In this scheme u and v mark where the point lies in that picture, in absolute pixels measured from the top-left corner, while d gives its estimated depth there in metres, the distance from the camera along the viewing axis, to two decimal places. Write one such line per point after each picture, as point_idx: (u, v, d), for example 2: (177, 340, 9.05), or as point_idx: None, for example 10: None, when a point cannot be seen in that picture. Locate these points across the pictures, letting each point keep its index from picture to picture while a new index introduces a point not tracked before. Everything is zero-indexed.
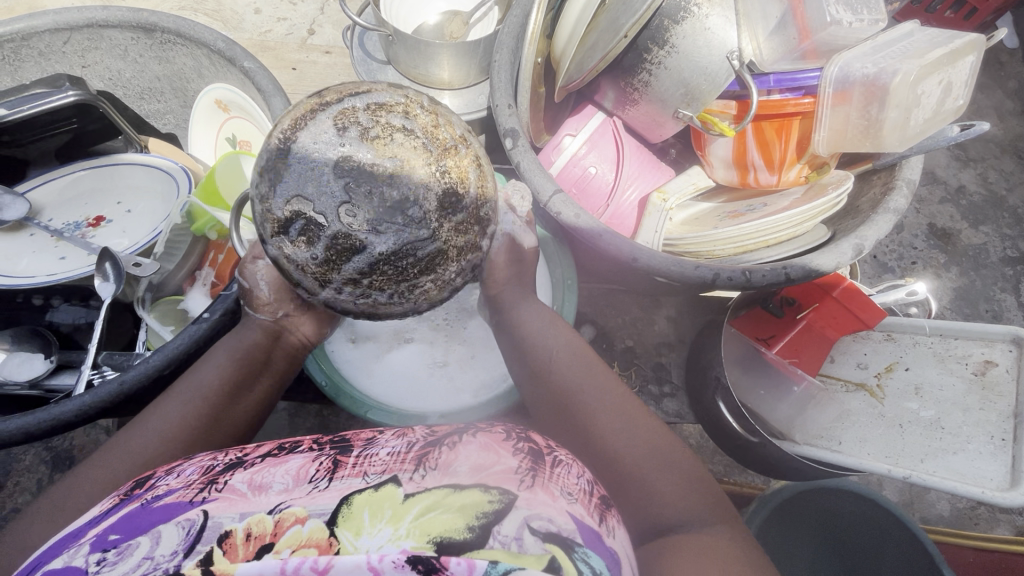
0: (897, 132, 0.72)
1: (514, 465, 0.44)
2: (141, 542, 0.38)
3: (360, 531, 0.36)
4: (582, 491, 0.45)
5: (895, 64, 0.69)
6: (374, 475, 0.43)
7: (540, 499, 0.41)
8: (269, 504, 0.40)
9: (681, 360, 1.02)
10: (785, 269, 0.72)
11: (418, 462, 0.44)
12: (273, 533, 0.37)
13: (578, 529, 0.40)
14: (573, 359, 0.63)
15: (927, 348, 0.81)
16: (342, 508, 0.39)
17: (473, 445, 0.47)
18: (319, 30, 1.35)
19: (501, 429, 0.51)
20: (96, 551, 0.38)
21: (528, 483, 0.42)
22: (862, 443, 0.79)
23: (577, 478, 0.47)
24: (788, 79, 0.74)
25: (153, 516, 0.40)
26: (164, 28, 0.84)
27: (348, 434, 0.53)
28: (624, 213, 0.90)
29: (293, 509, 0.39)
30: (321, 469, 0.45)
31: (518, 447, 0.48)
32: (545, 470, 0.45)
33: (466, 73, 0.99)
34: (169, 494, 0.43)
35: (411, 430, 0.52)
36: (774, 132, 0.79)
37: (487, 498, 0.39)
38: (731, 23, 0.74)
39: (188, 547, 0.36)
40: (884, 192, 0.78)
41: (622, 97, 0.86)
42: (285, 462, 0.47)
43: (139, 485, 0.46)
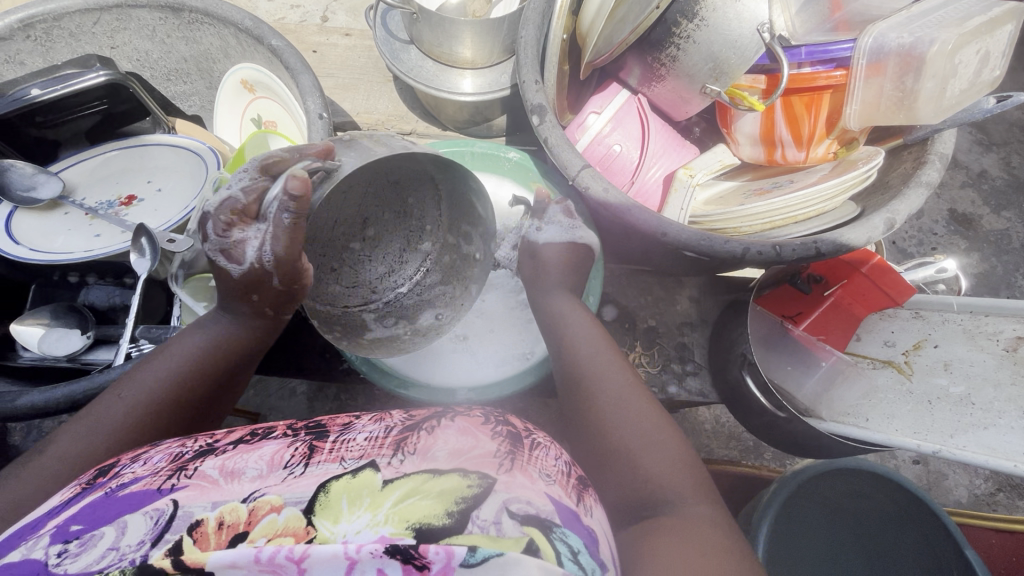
0: (931, 104, 0.71)
1: (493, 449, 0.46)
2: (105, 533, 0.36)
3: (337, 519, 0.36)
4: (559, 473, 0.47)
5: (932, 33, 0.68)
6: (352, 460, 0.44)
7: (518, 482, 0.42)
8: (244, 491, 0.40)
9: (703, 341, 1.02)
10: (816, 243, 0.72)
11: (397, 447, 0.45)
12: (246, 523, 0.36)
13: (555, 509, 0.41)
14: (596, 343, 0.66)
15: (957, 325, 0.80)
16: (319, 496, 0.39)
17: (452, 429, 0.49)
18: (334, 16, 1.35)
19: (478, 414, 0.54)
20: (56, 543, 0.36)
21: (507, 466, 0.44)
22: (889, 419, 0.78)
23: (555, 460, 0.49)
24: (820, 51, 0.73)
25: (118, 505, 0.39)
26: (192, 7, 0.85)
27: (322, 419, 0.54)
28: (649, 191, 0.90)
29: (268, 496, 0.39)
30: (296, 455, 0.45)
31: (497, 431, 0.50)
32: (524, 453, 0.47)
33: (489, 52, 0.99)
34: (135, 482, 0.42)
35: (388, 414, 0.53)
36: (803, 106, 0.78)
37: (466, 483, 0.40)
38: None
39: (155, 537, 0.35)
40: (916, 166, 0.77)
41: (648, 73, 0.86)
42: (259, 448, 0.46)
43: (103, 474, 0.44)
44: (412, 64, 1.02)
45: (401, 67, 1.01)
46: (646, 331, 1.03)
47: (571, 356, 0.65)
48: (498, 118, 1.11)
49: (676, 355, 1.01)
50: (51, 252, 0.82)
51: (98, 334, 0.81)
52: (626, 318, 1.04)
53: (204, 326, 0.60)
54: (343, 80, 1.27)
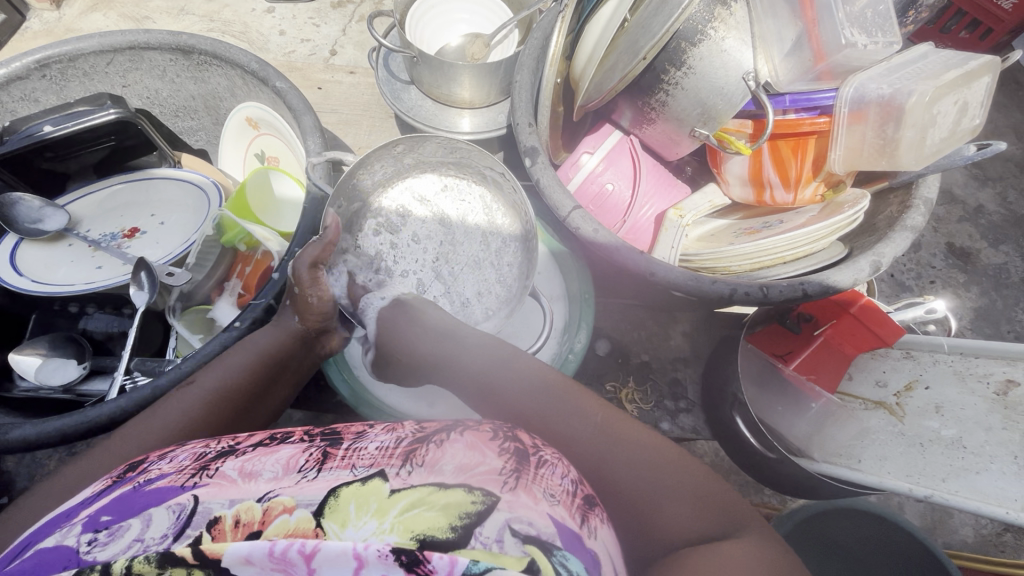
0: (913, 151, 0.73)
1: (498, 466, 0.46)
2: (131, 524, 0.39)
3: (345, 524, 0.37)
4: (564, 491, 0.46)
5: (910, 85, 0.70)
6: (361, 467, 0.44)
7: (521, 502, 0.42)
8: (258, 492, 0.41)
9: (697, 376, 1.03)
10: (802, 285, 0.73)
11: (405, 458, 0.46)
12: (260, 523, 0.38)
13: (559, 531, 0.40)
14: (527, 380, 0.60)
15: (947, 365, 0.79)
16: (328, 500, 0.40)
17: (460, 443, 0.48)
18: (341, 50, 1.40)
19: (489, 426, 0.52)
20: (88, 531, 0.39)
21: (512, 484, 0.43)
22: (881, 461, 0.78)
23: (562, 479, 0.48)
24: (803, 98, 0.75)
25: (144, 499, 0.42)
26: (202, 50, 0.89)
27: (338, 425, 0.55)
28: (641, 229, 0.92)
29: (281, 497, 0.41)
30: (310, 460, 0.46)
31: (504, 447, 0.49)
32: (529, 470, 0.46)
33: (487, 93, 1.03)
34: (161, 478, 0.44)
35: (400, 424, 0.53)
36: (790, 150, 0.81)
37: (470, 499, 0.40)
38: (746, 46, 0.75)
39: (177, 531, 0.37)
40: (901, 210, 0.79)
41: (639, 116, 0.89)
42: (275, 452, 0.48)
43: (133, 468, 0.47)
44: (413, 103, 1.06)
45: (403, 106, 1.05)
46: (640, 366, 1.03)
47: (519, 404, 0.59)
48: (496, 154, 1.14)
49: (670, 392, 1.01)
50: (54, 285, 0.84)
51: (94, 364, 0.82)
52: (620, 352, 1.04)
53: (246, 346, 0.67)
54: (348, 116, 1.31)
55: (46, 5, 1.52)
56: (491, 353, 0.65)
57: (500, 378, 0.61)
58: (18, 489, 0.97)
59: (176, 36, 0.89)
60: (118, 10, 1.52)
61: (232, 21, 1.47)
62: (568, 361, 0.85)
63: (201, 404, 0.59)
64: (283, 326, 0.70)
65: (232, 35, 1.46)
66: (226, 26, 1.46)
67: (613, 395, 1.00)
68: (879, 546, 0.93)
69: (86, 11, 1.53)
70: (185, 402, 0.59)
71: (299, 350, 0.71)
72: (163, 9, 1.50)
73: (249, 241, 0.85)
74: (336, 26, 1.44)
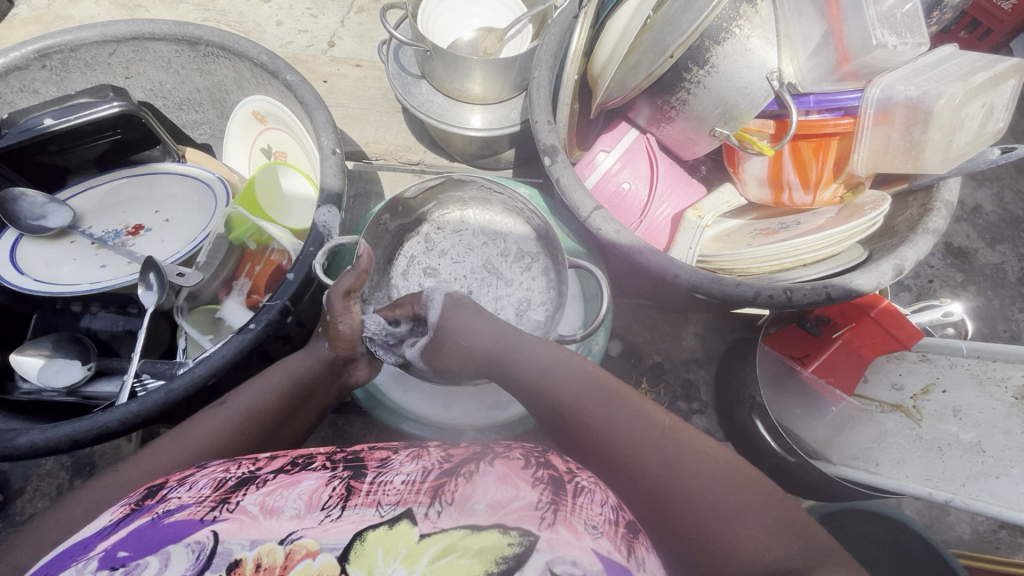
0: (939, 154, 0.73)
1: (534, 499, 0.44)
2: (148, 562, 0.39)
3: (371, 571, 0.38)
4: (607, 522, 0.44)
5: (939, 88, 0.69)
6: (388, 506, 0.43)
7: (562, 539, 0.41)
8: (281, 533, 0.40)
9: (709, 377, 1.02)
10: (826, 289, 0.72)
11: (434, 496, 0.44)
12: (283, 567, 0.38)
13: (606, 569, 0.39)
14: (593, 390, 0.54)
15: (965, 369, 0.78)
16: (356, 544, 0.40)
17: (492, 476, 0.47)
18: (341, 42, 1.37)
19: (519, 454, 0.51)
20: (105, 568, 0.38)
21: (550, 520, 0.42)
22: (900, 465, 0.78)
23: (601, 507, 0.46)
24: (828, 100, 0.75)
25: (161, 534, 0.41)
26: (209, 41, 0.86)
27: (360, 450, 0.53)
28: (658, 229, 0.91)
29: (305, 539, 0.40)
30: (334, 495, 0.44)
31: (537, 476, 0.47)
32: (568, 502, 0.44)
33: (499, 88, 1.01)
34: (180, 510, 0.43)
35: (427, 451, 0.52)
36: (811, 152, 0.80)
37: (506, 540, 0.40)
38: (771, 45, 0.74)
39: (198, 573, 0.38)
40: (922, 213, 0.79)
41: (658, 114, 0.87)
42: (298, 483, 0.46)
43: (151, 496, 0.45)
44: (423, 98, 1.04)
45: (412, 101, 1.03)
46: (652, 367, 1.02)
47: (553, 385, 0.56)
48: (505, 151, 1.13)
49: (682, 392, 1.01)
50: (57, 284, 0.81)
51: (99, 365, 0.80)
52: (632, 353, 1.03)
53: (277, 372, 0.65)
54: (353, 109, 1.28)
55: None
56: (552, 356, 0.59)
57: (559, 382, 0.56)
58: (15, 490, 0.95)
59: (182, 26, 0.86)
60: None
61: (228, 11, 1.43)
62: None
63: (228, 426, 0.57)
64: (314, 351, 0.68)
65: (228, 26, 1.42)
66: (222, 16, 1.43)
67: None
68: (892, 551, 0.93)
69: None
70: (212, 421, 0.57)
71: (327, 375, 0.69)
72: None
73: (259, 238, 0.83)
74: (336, 17, 1.41)
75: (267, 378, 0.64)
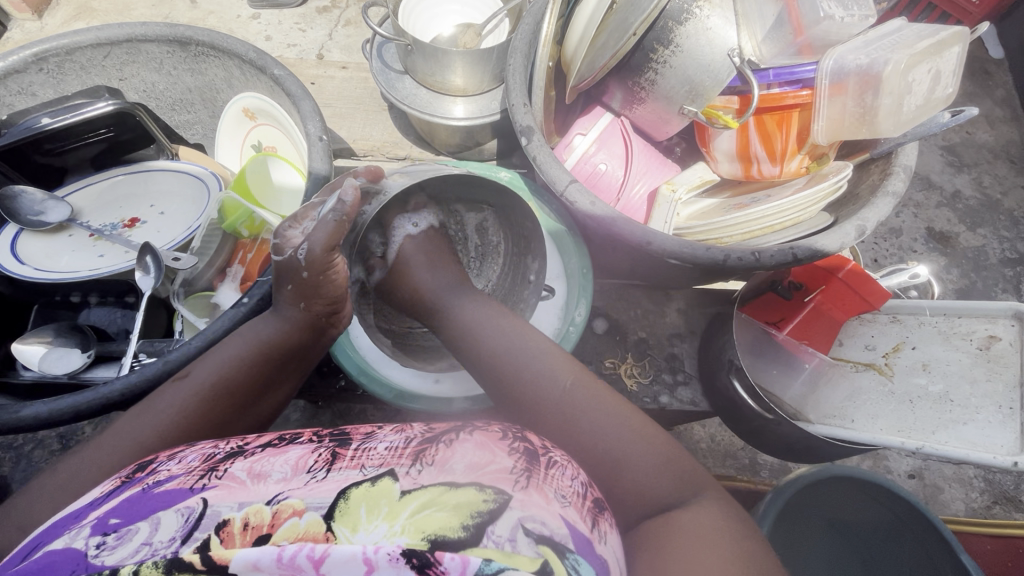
0: (891, 118, 0.77)
1: (509, 465, 0.47)
2: (139, 528, 0.40)
3: (356, 527, 0.38)
4: (576, 494, 0.48)
5: (886, 55, 0.74)
6: (371, 467, 0.46)
7: (534, 501, 0.43)
8: (268, 494, 0.42)
9: (693, 350, 1.05)
10: (793, 249, 0.75)
11: (416, 458, 0.47)
12: (269, 526, 0.39)
13: (570, 533, 0.42)
14: (537, 359, 0.63)
15: (932, 327, 0.83)
16: (339, 503, 0.41)
17: (470, 442, 0.50)
18: (327, 53, 1.42)
19: (498, 427, 0.54)
20: (97, 534, 0.40)
21: (523, 483, 0.45)
22: (874, 419, 0.81)
23: (572, 481, 0.50)
24: (786, 73, 0.79)
25: (151, 502, 0.43)
26: (199, 41, 0.90)
27: (346, 427, 0.57)
28: (635, 207, 0.95)
29: (291, 500, 0.41)
30: (319, 461, 0.48)
31: (513, 446, 0.51)
32: (541, 470, 0.48)
33: (479, 80, 1.05)
34: (170, 480, 0.46)
35: (409, 425, 0.55)
36: (775, 124, 0.84)
37: (481, 497, 0.42)
38: (730, 24, 0.79)
39: (185, 534, 0.38)
40: (882, 177, 0.82)
41: (630, 97, 0.92)
42: (285, 452, 0.50)
43: (141, 469, 0.49)
44: (407, 92, 1.08)
45: (398, 96, 1.07)
46: (637, 343, 1.05)
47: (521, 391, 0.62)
48: (489, 142, 1.17)
49: (667, 366, 1.04)
50: (58, 272, 0.84)
51: (98, 352, 0.82)
52: (617, 331, 1.06)
53: (181, 386, 0.60)
54: (341, 110, 1.32)
55: (28, 15, 1.53)
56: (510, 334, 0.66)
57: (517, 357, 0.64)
58: None
59: (173, 27, 0.90)
60: (99, 18, 1.52)
61: (217, 26, 1.48)
62: (569, 334, 0.87)
63: (197, 401, 0.59)
64: (249, 339, 0.65)
65: None
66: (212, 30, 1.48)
67: (612, 372, 1.03)
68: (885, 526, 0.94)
69: (69, 20, 1.54)
70: (175, 399, 0.59)
71: (270, 370, 0.65)
72: (146, 16, 1.51)
73: (250, 225, 0.87)
74: (323, 30, 1.46)
75: (150, 411, 0.57)
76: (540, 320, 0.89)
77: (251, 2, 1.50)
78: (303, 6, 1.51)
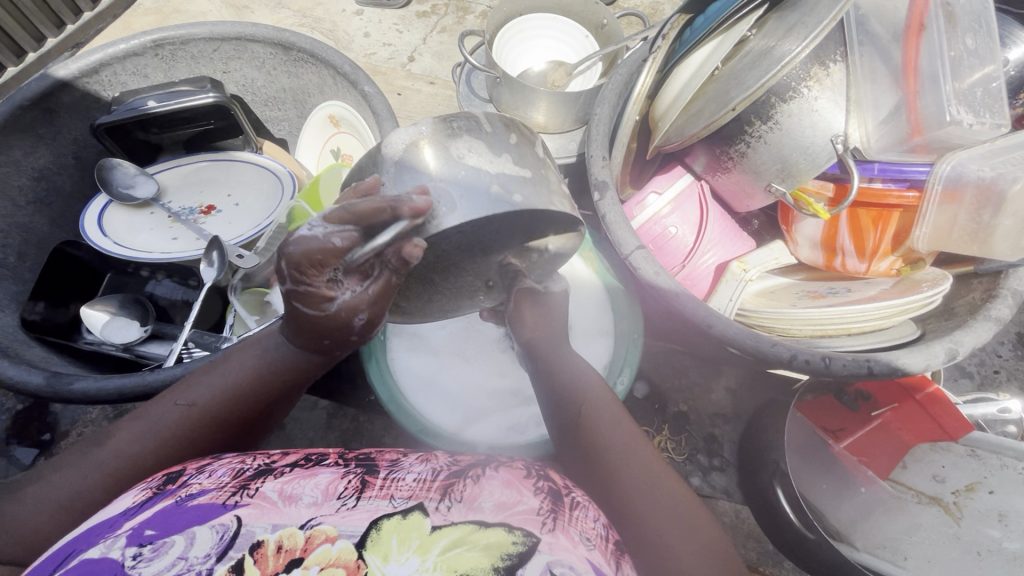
0: (1009, 241, 0.72)
1: (536, 506, 0.46)
2: (175, 541, 0.41)
3: (386, 558, 0.39)
4: (599, 536, 0.47)
5: (1014, 172, 0.68)
6: (400, 499, 0.46)
7: (561, 544, 0.42)
8: (300, 518, 0.43)
9: (735, 436, 0.99)
10: (868, 362, 0.69)
11: (444, 492, 0.47)
12: (302, 550, 0.40)
13: None
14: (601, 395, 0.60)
15: (1016, 474, 0.73)
16: (372, 532, 0.42)
17: (496, 480, 0.49)
18: (419, 58, 1.46)
19: (522, 465, 0.54)
20: (133, 545, 0.40)
21: (550, 526, 0.44)
22: (930, 563, 0.73)
23: (594, 522, 0.48)
24: (893, 169, 0.73)
25: (186, 515, 0.43)
26: (301, 48, 0.93)
27: (371, 452, 0.56)
28: (698, 277, 0.90)
29: (324, 526, 0.42)
30: (349, 487, 0.47)
31: (538, 486, 0.50)
32: (565, 512, 0.47)
33: (562, 120, 1.04)
34: (202, 494, 0.45)
35: (434, 456, 0.55)
36: (870, 220, 0.78)
37: (510, 539, 0.42)
38: (840, 108, 0.74)
39: (220, 553, 0.40)
40: (985, 298, 0.74)
41: (714, 163, 0.87)
42: (314, 476, 0.49)
43: (171, 481, 0.48)
44: None
45: None
46: (677, 416, 1.00)
47: (580, 417, 0.58)
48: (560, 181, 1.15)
49: (704, 446, 0.98)
50: (134, 249, 0.89)
51: (155, 329, 0.86)
52: (657, 398, 1.01)
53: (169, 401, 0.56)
54: None
55: None
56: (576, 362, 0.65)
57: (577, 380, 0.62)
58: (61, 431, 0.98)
59: (280, 32, 0.94)
60: None
61: (323, 19, 1.55)
62: None
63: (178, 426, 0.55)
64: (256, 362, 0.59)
65: (321, 33, 1.54)
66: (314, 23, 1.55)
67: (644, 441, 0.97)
68: None
69: None
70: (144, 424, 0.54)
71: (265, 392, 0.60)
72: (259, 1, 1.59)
73: None
74: (418, 34, 1.50)
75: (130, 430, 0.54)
76: None
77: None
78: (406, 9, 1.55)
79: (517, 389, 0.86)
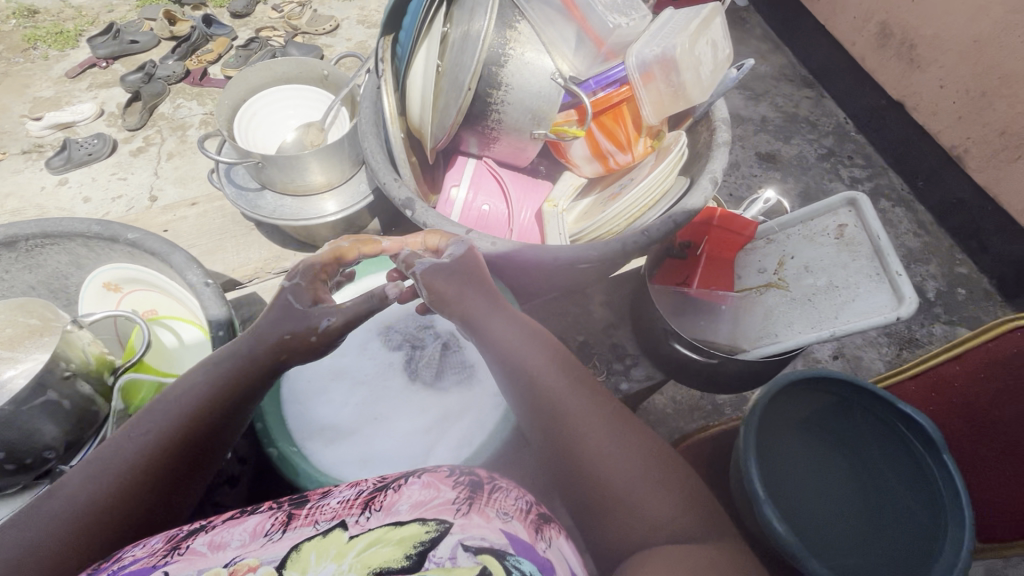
0: (698, 87, 0.93)
1: (453, 496, 0.45)
2: None
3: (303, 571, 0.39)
4: (518, 510, 0.47)
5: (671, 42, 0.88)
6: (325, 522, 0.44)
7: (474, 522, 0.43)
8: (224, 560, 0.41)
9: (629, 333, 1.12)
10: (671, 217, 0.85)
11: (366, 504, 0.45)
12: None
13: (511, 543, 0.42)
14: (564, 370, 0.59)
15: (797, 235, 0.99)
16: (291, 552, 0.41)
17: (417, 482, 0.47)
18: (163, 191, 1.39)
19: (447, 464, 0.50)
20: None
21: (464, 509, 0.44)
22: (790, 326, 0.93)
23: (516, 499, 0.48)
24: (603, 78, 0.92)
25: None
26: (27, 235, 0.82)
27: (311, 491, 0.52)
28: (528, 230, 1.01)
29: (246, 559, 0.41)
30: (276, 522, 0.45)
31: (459, 479, 0.48)
32: (484, 495, 0.46)
33: (339, 170, 1.07)
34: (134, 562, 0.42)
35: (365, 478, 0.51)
36: (612, 121, 0.95)
37: (424, 528, 0.42)
38: (543, 53, 0.88)
39: None
40: (710, 134, 0.97)
41: (484, 138, 0.98)
42: (245, 520, 0.46)
43: None
44: (273, 206, 1.07)
45: (265, 212, 1.05)
46: (580, 347, 1.11)
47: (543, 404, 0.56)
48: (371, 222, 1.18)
49: (613, 355, 1.10)
50: None
51: None
52: None
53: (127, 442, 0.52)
54: (204, 246, 1.25)
55: None
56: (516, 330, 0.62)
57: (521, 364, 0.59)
58: None
59: None
60: None
61: (22, 207, 1.37)
62: None
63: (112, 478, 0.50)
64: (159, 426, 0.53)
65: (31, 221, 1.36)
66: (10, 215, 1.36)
67: None
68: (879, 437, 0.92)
69: None
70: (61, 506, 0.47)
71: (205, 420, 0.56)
72: None
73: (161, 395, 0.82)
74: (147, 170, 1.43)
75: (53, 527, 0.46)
76: (490, 364, 0.92)
77: (51, 171, 1.41)
78: (116, 153, 1.46)
79: (446, 410, 0.88)
